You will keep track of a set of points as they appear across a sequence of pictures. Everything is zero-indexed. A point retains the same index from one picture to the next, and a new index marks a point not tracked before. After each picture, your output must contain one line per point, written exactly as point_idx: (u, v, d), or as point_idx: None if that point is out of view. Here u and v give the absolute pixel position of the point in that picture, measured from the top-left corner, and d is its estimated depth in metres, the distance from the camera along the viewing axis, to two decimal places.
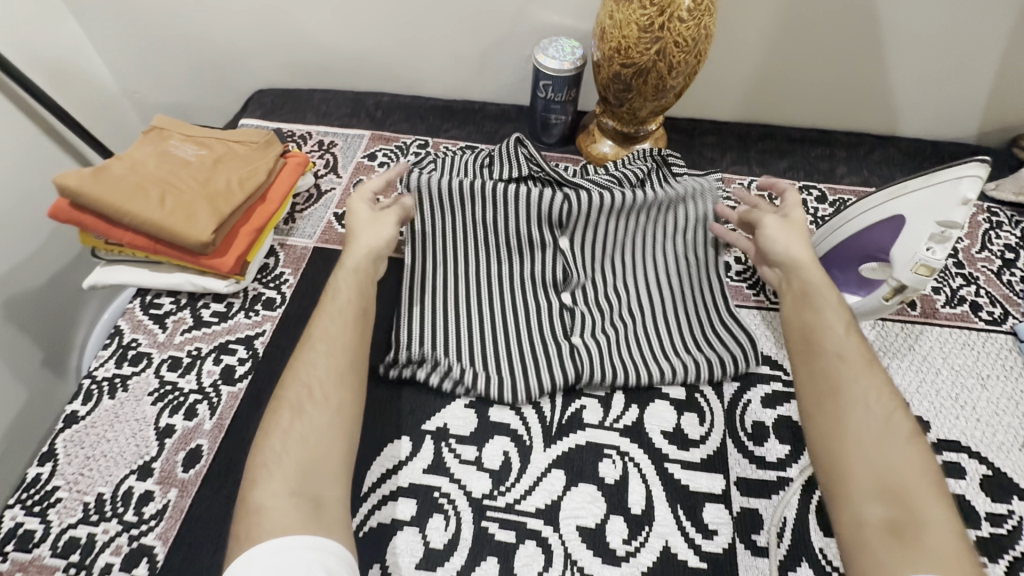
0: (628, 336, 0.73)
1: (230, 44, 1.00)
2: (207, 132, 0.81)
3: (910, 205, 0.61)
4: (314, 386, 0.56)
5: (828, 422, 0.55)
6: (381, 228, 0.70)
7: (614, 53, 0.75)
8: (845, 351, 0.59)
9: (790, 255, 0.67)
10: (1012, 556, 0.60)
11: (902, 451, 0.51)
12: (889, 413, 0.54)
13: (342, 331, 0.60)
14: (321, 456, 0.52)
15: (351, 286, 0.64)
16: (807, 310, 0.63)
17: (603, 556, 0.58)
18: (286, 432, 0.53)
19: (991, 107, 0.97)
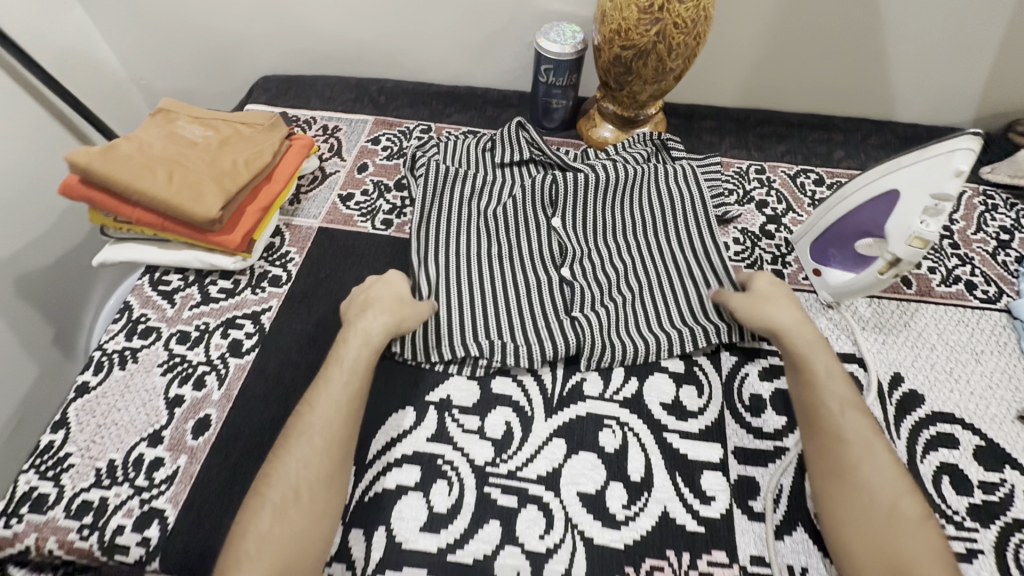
0: (628, 307, 0.74)
1: (236, 31, 1.02)
2: (213, 114, 0.82)
3: (904, 180, 0.62)
4: (300, 484, 0.54)
5: (839, 505, 0.56)
6: (404, 304, 0.67)
7: (614, 35, 0.76)
8: (847, 428, 0.60)
9: (784, 325, 0.67)
10: (1003, 522, 0.61)
11: (911, 533, 0.53)
12: (893, 494, 0.55)
13: (340, 417, 0.58)
14: (298, 558, 0.52)
15: (350, 368, 0.62)
16: (806, 384, 0.64)
17: (602, 520, 0.59)
18: (263, 534, 0.52)
19: (986, 93, 0.98)
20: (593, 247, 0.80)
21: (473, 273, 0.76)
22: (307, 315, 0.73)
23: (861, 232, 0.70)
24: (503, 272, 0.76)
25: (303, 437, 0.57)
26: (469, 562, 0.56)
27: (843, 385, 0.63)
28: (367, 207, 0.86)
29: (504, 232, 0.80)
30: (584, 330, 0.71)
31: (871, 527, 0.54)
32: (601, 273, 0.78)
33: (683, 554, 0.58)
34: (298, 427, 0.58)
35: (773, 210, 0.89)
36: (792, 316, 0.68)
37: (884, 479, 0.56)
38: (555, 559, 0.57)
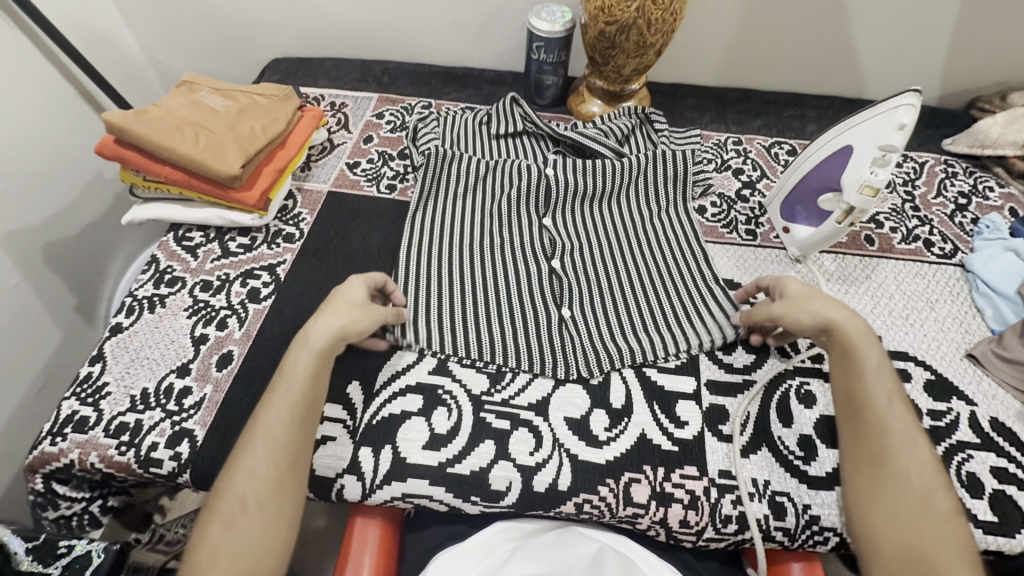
0: (617, 305, 0.77)
1: (250, 17, 1.09)
2: (232, 86, 0.89)
3: (855, 135, 0.69)
4: (247, 494, 0.55)
5: (874, 497, 0.57)
6: (355, 318, 0.65)
7: (598, 12, 0.84)
8: (890, 421, 0.60)
9: (834, 323, 0.64)
10: (948, 443, 0.68)
11: (943, 526, 0.55)
12: (927, 489, 0.57)
13: (281, 432, 0.58)
14: (252, 568, 0.52)
15: (295, 388, 0.60)
16: (852, 379, 0.63)
17: (586, 440, 0.66)
18: (217, 547, 0.53)
19: (949, 71, 1.05)
20: (584, 240, 0.84)
21: (468, 268, 0.79)
22: (318, 268, 0.80)
23: (818, 185, 0.77)
24: (490, 255, 0.81)
25: (249, 452, 0.57)
26: (467, 474, 0.63)
27: (893, 382, 0.62)
28: (372, 173, 0.93)
29: (496, 223, 0.85)
30: (572, 330, 0.74)
31: (905, 520, 0.55)
32: (593, 268, 0.81)
33: (658, 469, 0.64)
34: (245, 443, 0.58)
35: (748, 177, 0.96)
36: (838, 311, 0.65)
37: (921, 478, 0.57)
38: (543, 472, 0.63)
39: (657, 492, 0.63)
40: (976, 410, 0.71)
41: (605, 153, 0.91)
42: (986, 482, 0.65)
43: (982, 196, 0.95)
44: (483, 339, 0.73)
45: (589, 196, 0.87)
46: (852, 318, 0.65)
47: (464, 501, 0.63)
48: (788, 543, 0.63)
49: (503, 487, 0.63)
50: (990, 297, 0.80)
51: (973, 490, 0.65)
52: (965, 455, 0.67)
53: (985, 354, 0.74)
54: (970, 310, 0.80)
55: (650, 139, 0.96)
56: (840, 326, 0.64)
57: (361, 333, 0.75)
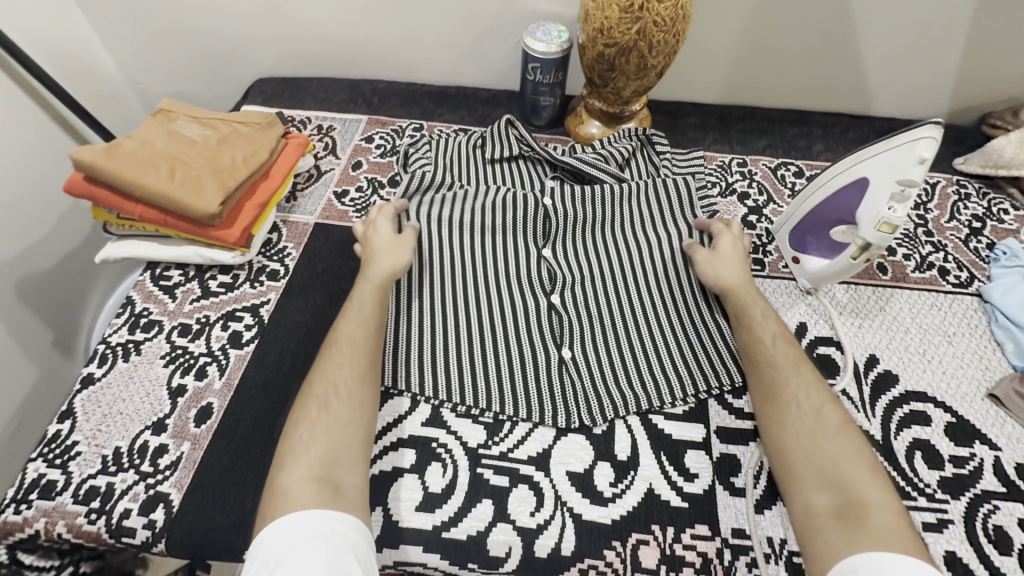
0: (620, 347, 0.72)
1: (232, 35, 1.05)
2: (212, 114, 0.85)
3: (869, 168, 0.67)
4: (336, 382, 0.62)
5: (781, 430, 0.62)
6: (398, 255, 0.73)
7: (597, 34, 0.80)
8: (779, 357, 0.67)
9: (731, 280, 0.73)
10: (973, 493, 0.64)
11: (840, 439, 0.60)
12: (818, 408, 0.63)
13: (357, 340, 0.65)
14: (338, 447, 0.58)
15: (365, 307, 0.69)
16: (745, 328, 0.70)
17: (591, 498, 0.62)
18: (313, 423, 0.59)
19: (959, 87, 1.02)
20: (584, 273, 0.80)
21: (463, 308, 0.75)
22: (303, 308, 0.76)
23: (829, 217, 0.75)
24: (486, 293, 0.77)
25: (333, 354, 0.64)
26: (463, 539, 0.59)
27: (774, 325, 0.70)
28: (361, 203, 0.88)
29: (491, 259, 0.80)
30: (572, 373, 0.70)
31: (811, 445, 0.60)
32: (595, 306, 0.77)
33: (667, 528, 0.60)
34: (328, 348, 0.65)
35: (754, 202, 0.92)
36: (733, 270, 0.74)
37: (813, 403, 0.63)
38: (545, 535, 0.59)
39: (666, 555, 0.59)
40: (1001, 456, 0.67)
41: (606, 179, 0.87)
42: (1015, 538, 0.61)
43: (997, 219, 0.91)
44: (477, 386, 0.69)
45: (591, 223, 0.83)
46: (742, 278, 0.73)
47: (461, 568, 0.59)
48: None
49: (503, 552, 0.59)
50: (1010, 330, 0.76)
51: (1002, 546, 0.61)
52: (991, 506, 0.63)
53: (1007, 393, 0.71)
54: (989, 344, 0.77)
55: (652, 162, 0.92)
56: (735, 285, 0.73)
57: None
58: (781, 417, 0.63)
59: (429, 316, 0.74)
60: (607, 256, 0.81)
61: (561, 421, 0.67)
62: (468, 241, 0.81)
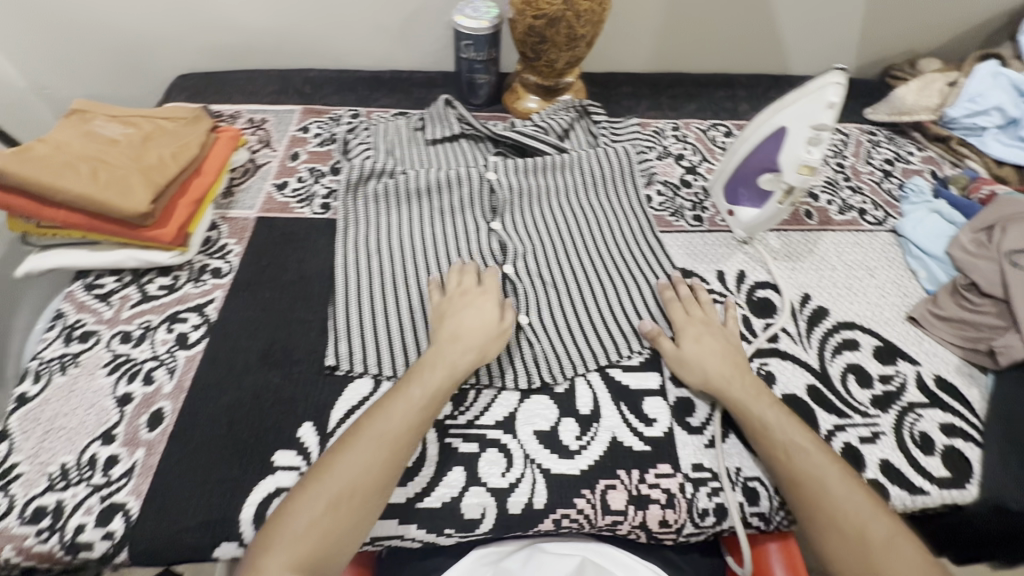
0: (572, 306, 0.75)
1: (145, 30, 0.99)
2: (131, 112, 0.81)
3: (778, 118, 0.72)
4: (354, 482, 0.55)
5: (823, 537, 0.56)
6: (468, 353, 0.65)
7: (525, 6, 0.81)
8: (810, 463, 0.59)
9: (713, 369, 0.67)
10: (900, 406, 0.71)
11: (891, 554, 0.53)
12: (865, 520, 0.55)
13: (393, 440, 0.57)
14: (323, 550, 0.52)
15: (417, 402, 0.61)
16: (747, 419, 0.63)
17: (558, 452, 0.64)
18: (312, 520, 0.52)
19: (863, 43, 1.10)
20: (534, 241, 0.82)
21: (417, 288, 0.75)
22: (253, 303, 0.74)
23: (751, 168, 0.78)
24: (439, 270, 0.77)
25: (366, 441, 0.57)
26: (438, 506, 0.60)
27: (781, 412, 0.63)
28: (303, 193, 0.86)
29: (443, 237, 0.81)
30: (530, 337, 0.72)
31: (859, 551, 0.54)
32: (546, 271, 0.79)
33: (633, 471, 0.63)
34: (364, 429, 0.58)
35: (689, 162, 0.96)
36: (716, 362, 0.67)
37: (851, 499, 0.57)
38: (517, 492, 0.61)
39: (634, 495, 0.62)
40: (921, 370, 0.74)
41: (547, 150, 0.89)
42: (936, 440, 0.68)
43: (905, 161, 1.00)
44: None
45: (535, 191, 0.86)
46: (724, 366, 0.67)
47: (438, 534, 0.60)
48: (765, 526, 0.63)
49: (477, 515, 0.60)
50: (923, 259, 0.84)
51: (926, 448, 0.68)
52: (915, 415, 0.70)
53: (924, 315, 0.78)
54: (905, 273, 0.84)
55: (590, 131, 0.95)
56: (718, 382, 0.66)
57: (309, 371, 0.68)
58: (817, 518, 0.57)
59: (378, 299, 0.74)
60: (554, 224, 0.83)
61: (524, 383, 0.69)
62: (419, 222, 0.82)
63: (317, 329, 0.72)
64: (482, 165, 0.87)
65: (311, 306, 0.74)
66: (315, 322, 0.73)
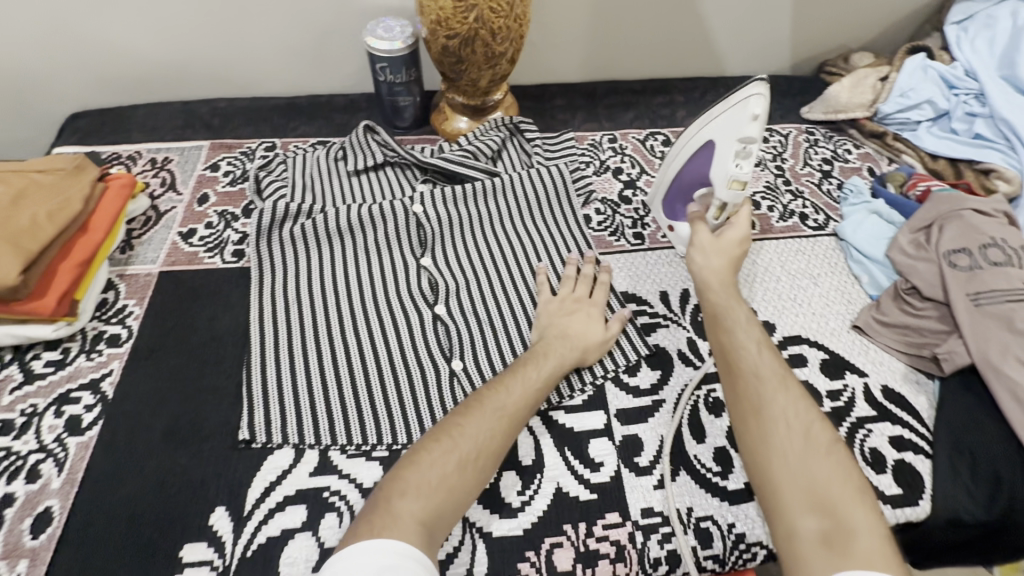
0: (510, 345, 0.71)
1: (26, 67, 0.90)
2: (2, 166, 0.72)
3: (703, 133, 0.71)
4: (481, 448, 0.57)
5: (758, 437, 0.56)
6: (573, 350, 0.67)
7: (436, 26, 0.76)
8: (760, 366, 0.60)
9: (718, 274, 0.69)
10: (849, 422, 0.69)
11: (824, 461, 0.54)
12: (805, 425, 0.56)
13: (513, 412, 0.60)
14: (444, 508, 0.53)
15: (535, 384, 0.63)
16: (727, 341, 0.63)
17: (500, 512, 0.60)
18: (444, 473, 0.54)
19: (796, 41, 1.08)
20: (467, 276, 0.76)
21: (342, 339, 0.70)
22: (156, 373, 0.67)
23: (687, 186, 0.76)
24: (365, 316, 0.72)
25: (487, 413, 0.59)
26: None
27: (762, 341, 0.63)
28: (212, 240, 0.79)
29: (368, 278, 0.75)
30: (464, 384, 0.67)
31: (790, 467, 0.54)
32: (480, 308, 0.74)
33: (580, 525, 0.60)
34: (485, 401, 0.60)
35: (628, 175, 0.93)
36: (725, 274, 0.69)
37: (797, 409, 0.57)
38: (457, 563, 0.57)
39: (581, 552, 0.58)
40: (868, 381, 0.72)
41: (477, 175, 0.84)
42: (887, 455, 0.67)
43: (843, 160, 0.99)
44: (365, 420, 0.64)
45: (466, 221, 0.81)
46: (726, 281, 0.69)
47: None
48: (720, 567, 0.60)
49: None
50: (864, 263, 0.83)
51: (877, 465, 0.66)
52: (865, 431, 0.68)
53: (868, 322, 0.77)
54: (849, 279, 0.83)
55: (523, 150, 0.90)
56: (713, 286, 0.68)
57: (225, 444, 0.62)
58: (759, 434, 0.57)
59: (299, 354, 0.68)
60: (488, 255, 0.79)
61: None
62: (341, 264, 0.76)
63: (233, 394, 0.66)
64: (407, 196, 0.81)
65: (224, 370, 0.68)
66: (230, 387, 0.66)
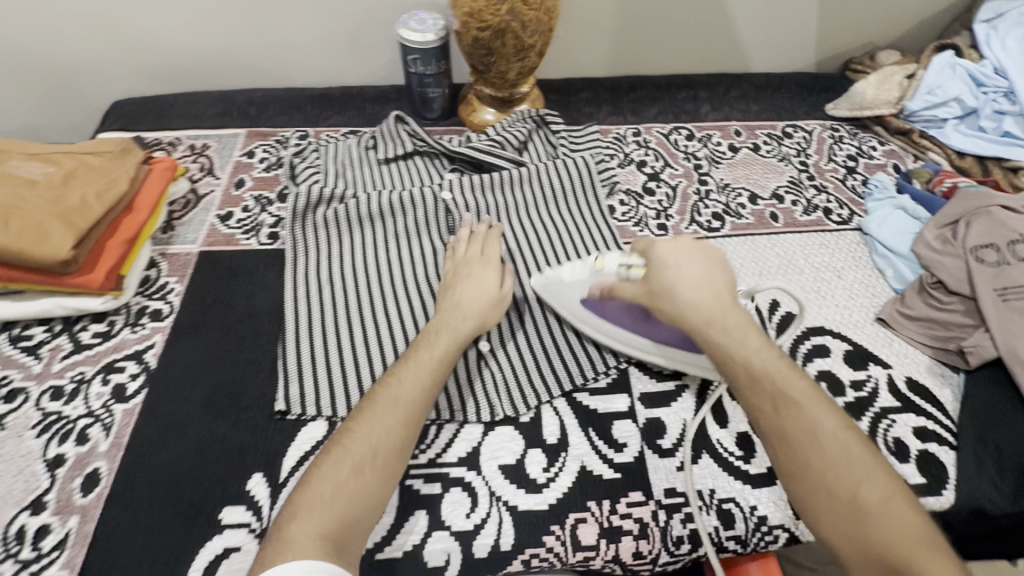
0: (535, 327, 0.72)
1: (74, 55, 0.94)
2: (53, 148, 0.76)
3: (564, 301, 0.70)
4: (376, 445, 0.54)
5: (808, 497, 0.51)
6: (463, 319, 0.65)
7: (468, 19, 0.78)
8: (788, 408, 0.54)
9: (695, 296, 0.60)
10: (873, 412, 0.69)
11: (881, 512, 0.48)
12: (855, 472, 0.50)
13: (410, 404, 0.57)
14: (349, 517, 0.50)
15: (428, 363, 0.61)
16: (739, 368, 0.57)
17: (525, 487, 0.61)
18: (339, 484, 0.52)
19: (821, 38, 1.09)
20: None
21: (371, 319, 0.72)
22: (196, 345, 0.69)
23: (639, 324, 0.68)
24: (394, 297, 0.74)
25: (381, 407, 0.57)
26: (400, 556, 0.57)
27: (777, 360, 0.58)
28: (249, 223, 0.82)
29: (398, 261, 0.77)
30: (491, 365, 0.69)
31: (850, 515, 0.49)
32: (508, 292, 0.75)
33: (603, 502, 0.61)
34: (377, 398, 0.58)
35: (652, 168, 0.94)
36: (697, 289, 0.61)
37: (842, 453, 0.52)
38: (484, 534, 0.58)
39: (605, 528, 0.59)
40: (892, 373, 0.73)
41: (504, 165, 0.87)
42: (911, 445, 0.67)
43: (868, 156, 0.99)
44: None
45: (493, 209, 0.83)
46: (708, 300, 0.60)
47: None
48: (742, 549, 0.61)
49: (441, 562, 0.57)
50: (888, 257, 0.83)
51: (901, 454, 0.66)
52: (889, 421, 0.69)
53: (892, 315, 0.77)
54: (873, 273, 0.83)
55: (549, 142, 0.92)
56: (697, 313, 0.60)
57: (258, 416, 0.64)
58: (809, 479, 0.51)
59: (330, 332, 0.70)
60: (515, 242, 0.80)
61: (487, 415, 0.66)
62: (373, 248, 0.78)
63: (267, 369, 0.68)
64: (436, 184, 0.84)
65: (260, 345, 0.70)
66: (265, 361, 0.69)
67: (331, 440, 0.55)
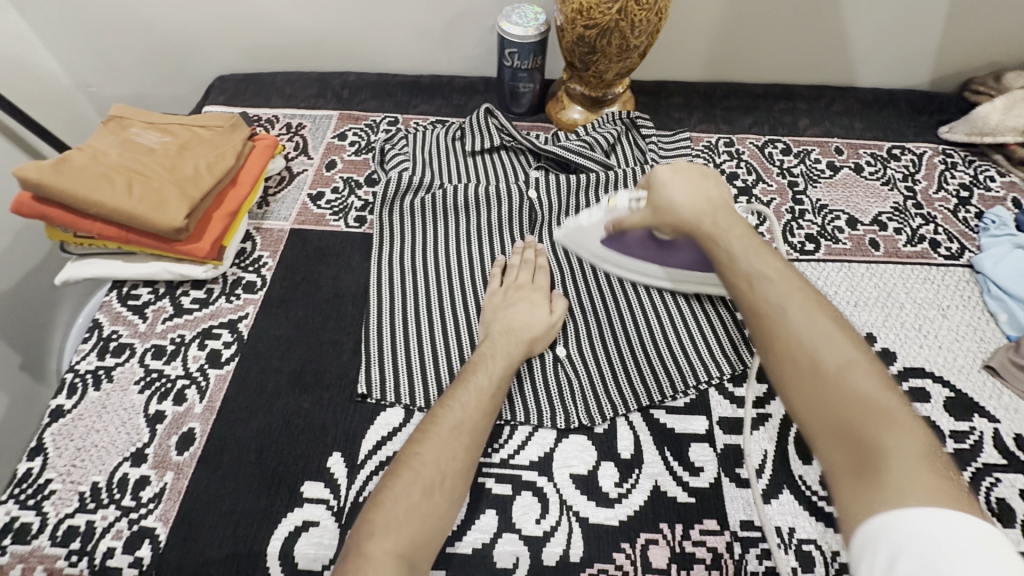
0: (612, 337, 0.71)
1: (186, 30, 0.98)
2: (169, 118, 0.80)
3: (587, 243, 0.73)
4: (443, 470, 0.55)
5: (779, 368, 0.49)
6: (515, 349, 0.65)
7: (576, 15, 0.76)
8: (766, 281, 0.53)
9: (681, 200, 0.63)
10: (974, 467, 0.64)
11: (853, 374, 0.45)
12: (829, 339, 0.47)
13: (469, 426, 0.58)
14: (425, 538, 0.51)
15: (485, 389, 0.61)
16: (722, 252, 0.58)
17: (597, 500, 0.60)
18: (410, 505, 0.52)
19: (942, 54, 1.00)
20: (573, 265, 0.77)
21: (451, 310, 0.72)
22: (286, 319, 0.72)
23: (653, 253, 0.71)
24: (471, 290, 0.74)
25: (442, 432, 0.57)
26: (469, 553, 0.57)
27: (767, 253, 0.56)
28: (338, 205, 0.84)
29: (479, 256, 0.77)
30: (568, 371, 0.68)
31: (818, 391, 0.45)
32: (586, 297, 0.74)
33: (676, 526, 0.59)
34: (439, 419, 0.58)
35: (743, 181, 0.90)
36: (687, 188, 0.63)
37: (810, 322, 0.49)
38: (553, 542, 0.58)
39: (677, 553, 0.58)
40: (1000, 427, 0.67)
41: (592, 167, 0.84)
42: (1017, 509, 0.62)
43: (984, 187, 0.91)
44: None
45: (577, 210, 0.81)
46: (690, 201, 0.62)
47: None
48: None
49: (510, 564, 0.57)
50: (1002, 300, 0.76)
51: (1005, 518, 0.61)
52: (992, 479, 0.64)
53: (1003, 364, 0.71)
54: (983, 315, 0.76)
55: (638, 146, 0.89)
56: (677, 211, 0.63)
57: (340, 395, 0.66)
58: (776, 343, 0.49)
59: (412, 319, 0.71)
60: None
61: (560, 423, 0.65)
62: (455, 240, 0.79)
63: (349, 351, 0.70)
64: (522, 181, 0.83)
65: (344, 326, 0.72)
66: (348, 343, 0.70)
67: (399, 454, 0.56)
